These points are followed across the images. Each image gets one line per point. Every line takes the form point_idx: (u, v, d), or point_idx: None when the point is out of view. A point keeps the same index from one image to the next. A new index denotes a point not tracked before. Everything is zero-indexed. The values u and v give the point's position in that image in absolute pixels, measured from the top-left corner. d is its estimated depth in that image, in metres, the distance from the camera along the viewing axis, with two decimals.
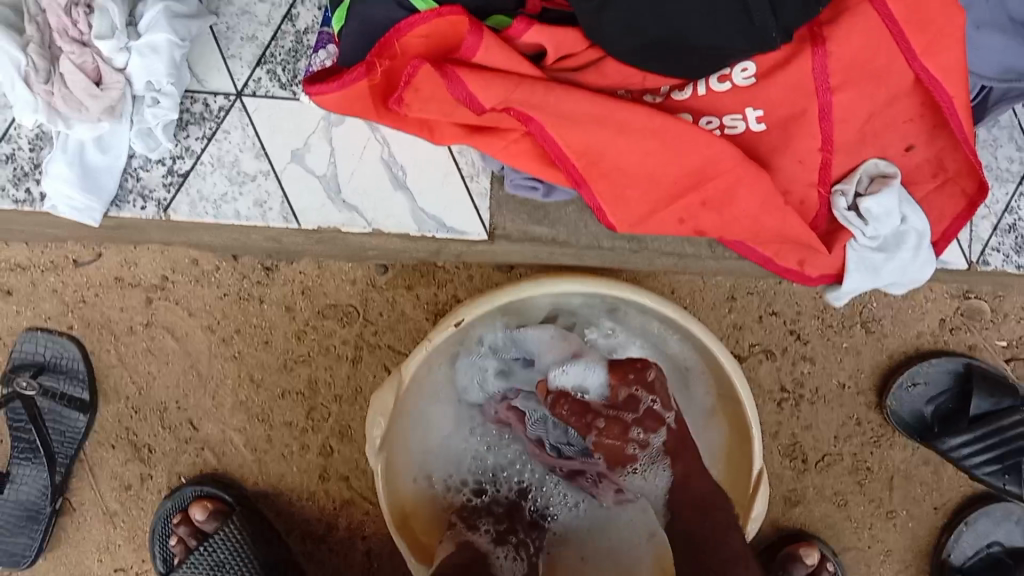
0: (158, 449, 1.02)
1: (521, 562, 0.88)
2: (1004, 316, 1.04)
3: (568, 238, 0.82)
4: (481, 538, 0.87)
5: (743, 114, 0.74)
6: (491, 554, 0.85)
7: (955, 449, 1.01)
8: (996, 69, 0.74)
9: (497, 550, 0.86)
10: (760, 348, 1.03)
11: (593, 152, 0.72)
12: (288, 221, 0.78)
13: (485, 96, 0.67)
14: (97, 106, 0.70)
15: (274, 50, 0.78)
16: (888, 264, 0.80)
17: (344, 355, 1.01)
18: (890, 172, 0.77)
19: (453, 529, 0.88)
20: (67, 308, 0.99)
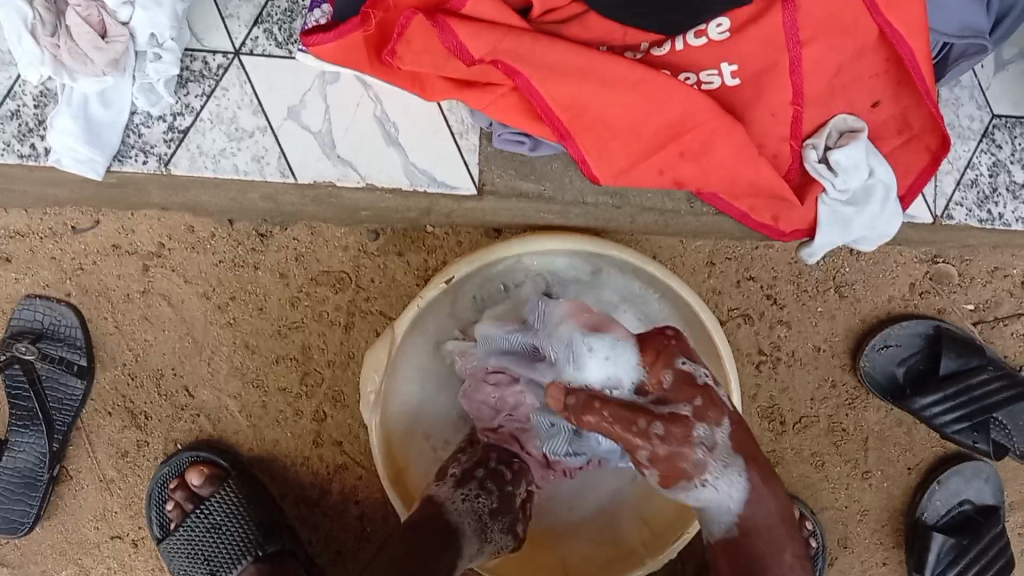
0: (153, 416, 1.04)
1: (488, 496, 0.82)
2: (971, 280, 1.08)
3: (554, 194, 0.86)
4: (442, 489, 0.82)
5: (718, 69, 0.78)
6: (448, 501, 0.80)
7: (926, 407, 1.05)
8: (955, 26, 0.79)
9: (454, 495, 0.81)
10: (738, 312, 1.07)
11: (578, 105, 0.76)
12: (285, 176, 0.82)
13: (473, 44, 0.72)
14: (102, 59, 0.73)
15: (271, 10, 0.82)
16: (858, 217, 0.84)
17: (337, 321, 1.03)
18: (857, 127, 0.82)
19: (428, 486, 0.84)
20: (65, 275, 1.02)
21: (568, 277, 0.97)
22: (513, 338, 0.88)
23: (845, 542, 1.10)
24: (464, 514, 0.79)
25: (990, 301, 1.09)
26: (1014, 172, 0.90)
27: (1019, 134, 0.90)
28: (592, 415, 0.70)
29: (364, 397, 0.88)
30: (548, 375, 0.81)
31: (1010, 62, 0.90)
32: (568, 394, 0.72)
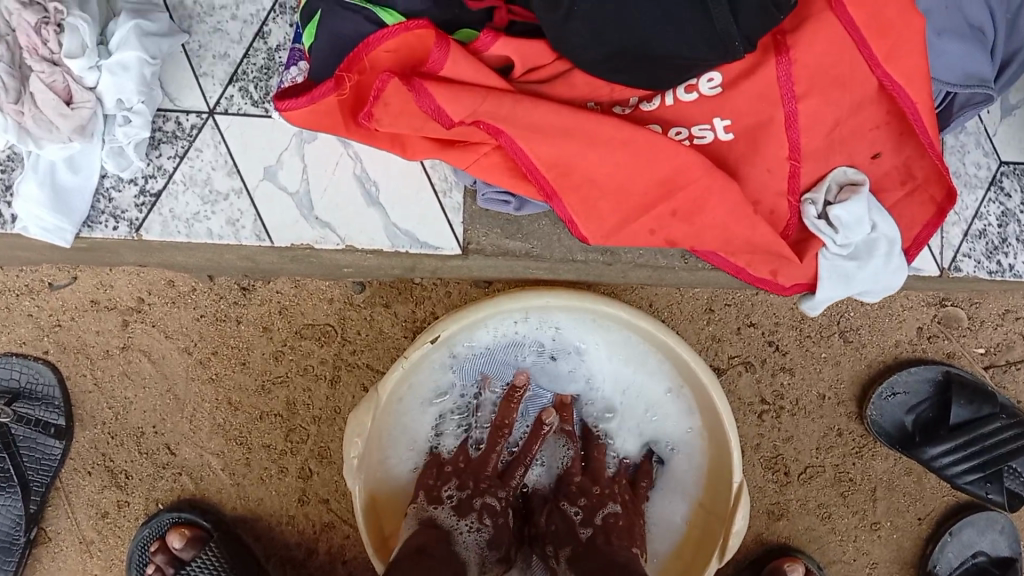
0: (135, 475, 1.01)
1: (484, 532, 0.80)
2: (981, 324, 1.05)
3: (542, 252, 0.82)
4: (444, 512, 0.81)
5: (711, 124, 0.75)
6: (454, 529, 0.79)
7: (936, 458, 1.02)
8: (958, 75, 0.76)
9: (459, 524, 0.80)
10: (739, 360, 1.04)
11: (565, 163, 0.73)
12: (260, 239, 0.78)
13: (452, 109, 0.68)
14: (67, 125, 0.70)
15: (246, 67, 0.79)
16: (861, 272, 0.80)
17: (323, 375, 1.00)
18: (858, 180, 0.78)
19: (416, 506, 0.83)
20: (42, 332, 0.99)
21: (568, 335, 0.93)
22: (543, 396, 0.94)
23: None
24: (468, 545, 0.78)
25: (1001, 344, 1.05)
26: None
27: None
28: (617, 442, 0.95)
29: (347, 465, 0.84)
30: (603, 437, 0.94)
31: (1017, 106, 0.87)
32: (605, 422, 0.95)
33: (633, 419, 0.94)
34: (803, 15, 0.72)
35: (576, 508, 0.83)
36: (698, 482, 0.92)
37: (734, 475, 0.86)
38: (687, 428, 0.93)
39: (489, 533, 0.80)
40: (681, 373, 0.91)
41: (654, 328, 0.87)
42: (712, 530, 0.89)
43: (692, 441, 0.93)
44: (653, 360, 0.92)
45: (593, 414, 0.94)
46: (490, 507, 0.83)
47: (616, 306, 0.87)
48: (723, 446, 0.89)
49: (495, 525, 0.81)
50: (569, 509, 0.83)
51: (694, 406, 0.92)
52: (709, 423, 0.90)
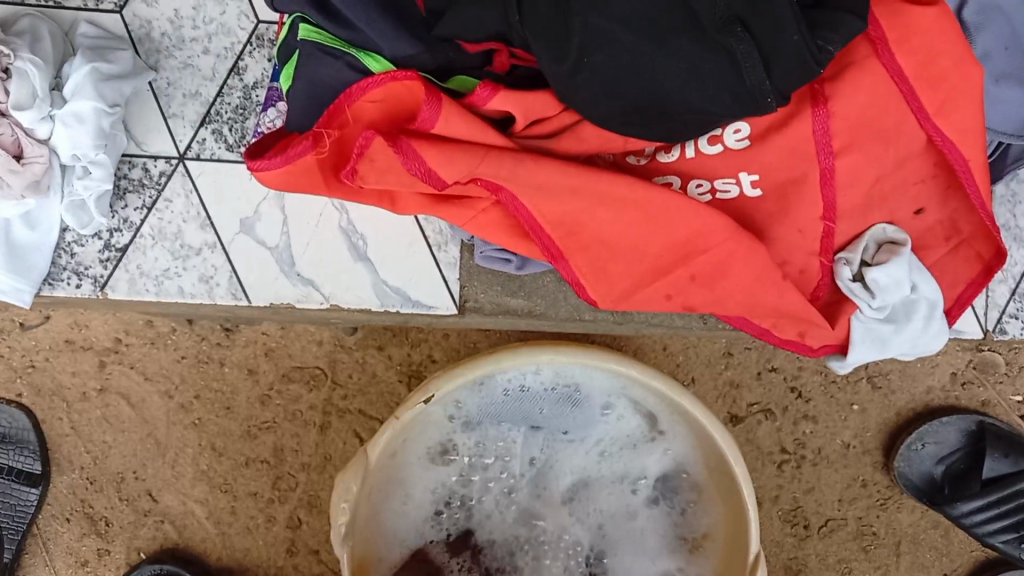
0: (116, 523, 0.95)
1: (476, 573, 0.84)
2: (1020, 369, 0.97)
3: (546, 311, 0.74)
4: (436, 548, 0.84)
5: (737, 178, 0.67)
6: (444, 568, 0.83)
7: (967, 515, 0.95)
8: (1013, 124, 0.68)
9: (450, 563, 0.84)
10: (759, 407, 0.97)
11: (572, 223, 0.66)
12: (237, 298, 0.71)
13: (445, 171, 0.60)
14: (18, 182, 0.63)
15: (220, 107, 0.72)
16: (897, 336, 0.73)
17: (312, 421, 0.94)
18: (899, 239, 0.70)
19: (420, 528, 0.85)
20: (14, 373, 0.93)
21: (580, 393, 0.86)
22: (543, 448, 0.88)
23: None
24: None
25: None
26: None
27: None
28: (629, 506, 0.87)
29: (335, 531, 0.77)
30: (610, 496, 0.88)
31: None
32: (615, 483, 0.88)
33: (637, 486, 0.88)
34: (844, 61, 0.64)
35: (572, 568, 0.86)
36: (715, 555, 0.84)
37: (751, 545, 0.79)
38: (698, 496, 0.85)
39: (480, 573, 0.85)
40: (699, 438, 0.84)
41: (669, 389, 0.80)
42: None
43: (708, 512, 0.85)
44: (663, 420, 0.86)
45: (599, 472, 0.88)
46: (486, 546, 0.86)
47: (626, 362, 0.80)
48: (739, 511, 0.81)
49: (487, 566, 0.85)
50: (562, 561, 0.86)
51: (706, 473, 0.85)
52: (724, 491, 0.83)
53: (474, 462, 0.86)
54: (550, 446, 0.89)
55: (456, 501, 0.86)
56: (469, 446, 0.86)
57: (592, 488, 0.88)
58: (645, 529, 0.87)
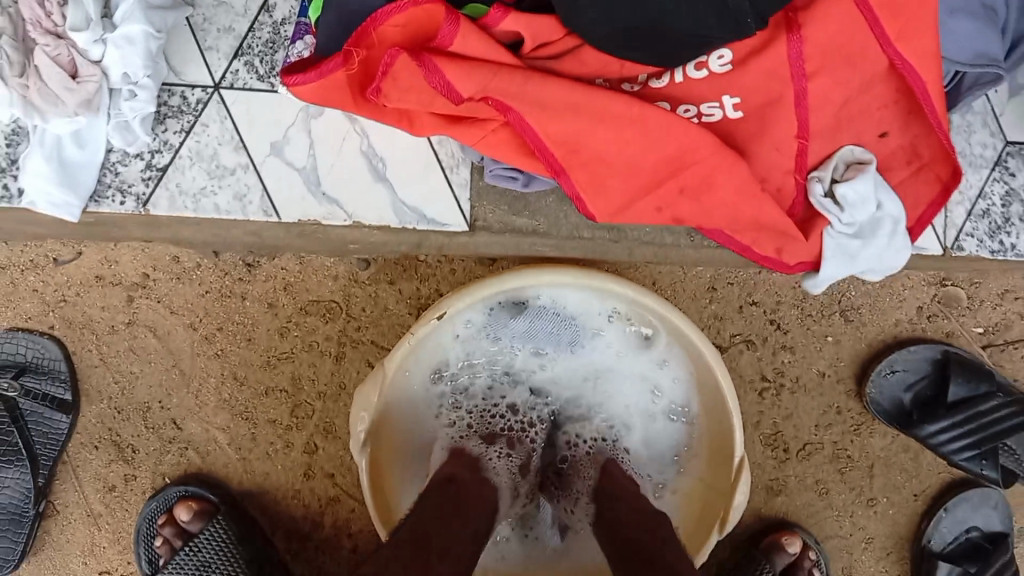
0: (141, 450, 1.01)
1: (516, 461, 0.89)
2: (980, 303, 1.05)
3: (547, 229, 0.81)
4: (472, 443, 0.90)
5: (720, 101, 0.75)
6: (484, 456, 0.88)
7: (933, 436, 1.02)
8: (968, 54, 0.76)
9: (489, 451, 0.88)
10: (741, 338, 1.05)
11: (572, 142, 0.73)
12: (268, 215, 0.78)
13: (462, 84, 0.68)
14: (73, 100, 0.70)
15: (251, 41, 0.78)
16: (865, 250, 0.81)
17: (328, 351, 1.01)
18: (865, 159, 0.78)
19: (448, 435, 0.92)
20: (47, 307, 0.98)
21: (579, 313, 0.94)
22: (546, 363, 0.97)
23: (849, 571, 1.07)
24: (501, 472, 0.87)
25: (999, 324, 1.06)
26: None
27: None
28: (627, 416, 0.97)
29: (355, 438, 0.84)
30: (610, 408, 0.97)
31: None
32: (613, 396, 0.97)
33: (634, 403, 0.97)
34: None
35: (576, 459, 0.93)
36: (701, 462, 0.94)
37: (735, 450, 0.89)
38: (691, 421, 0.96)
39: (519, 459, 0.90)
40: (689, 355, 0.93)
41: (663, 309, 0.88)
42: (706, 518, 0.91)
43: (699, 423, 0.95)
44: (668, 354, 0.95)
45: (598, 385, 0.97)
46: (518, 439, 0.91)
47: (626, 285, 0.88)
48: (727, 430, 0.90)
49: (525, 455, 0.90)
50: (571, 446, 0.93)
51: (699, 401, 0.95)
52: (712, 410, 0.93)
53: (484, 375, 0.95)
54: (550, 362, 0.96)
55: (468, 407, 0.94)
56: (479, 360, 0.95)
57: (592, 401, 0.97)
58: (640, 437, 0.97)
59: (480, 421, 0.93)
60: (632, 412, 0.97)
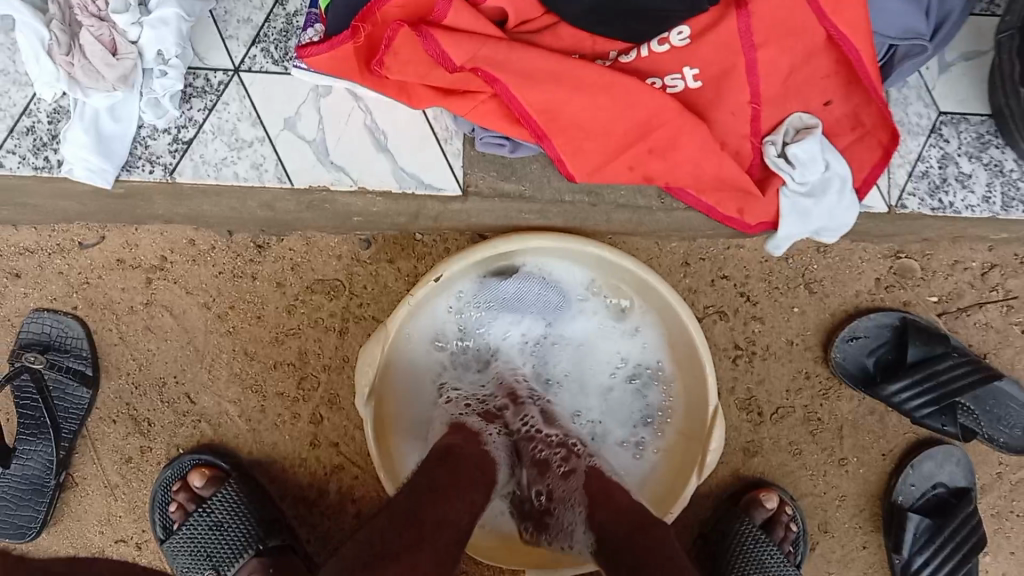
0: (157, 423, 1.08)
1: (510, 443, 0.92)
2: (932, 274, 1.15)
3: (533, 193, 0.91)
4: (473, 420, 0.92)
5: (682, 73, 0.85)
6: (483, 431, 0.90)
7: (895, 394, 1.10)
8: (897, 30, 0.87)
9: (488, 428, 0.91)
10: (714, 309, 1.13)
11: (552, 109, 0.83)
12: (282, 181, 0.88)
13: (455, 53, 0.78)
14: (112, 74, 0.79)
15: (267, 31, 0.89)
16: (817, 208, 0.91)
17: (332, 327, 1.08)
18: (811, 124, 0.89)
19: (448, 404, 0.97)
20: (71, 289, 1.06)
21: (562, 282, 1.02)
22: (531, 334, 1.03)
23: (825, 527, 1.15)
24: (499, 446, 0.89)
25: (952, 292, 1.15)
26: (962, 164, 0.95)
27: (964, 128, 0.95)
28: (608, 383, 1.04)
29: (358, 394, 0.92)
30: (593, 377, 1.04)
31: (952, 65, 0.96)
32: (595, 364, 1.04)
33: (614, 370, 1.04)
34: None
35: (570, 487, 0.87)
36: (678, 420, 1.02)
37: (710, 401, 0.96)
38: (666, 392, 1.03)
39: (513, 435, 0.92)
40: (665, 318, 1.00)
41: (640, 271, 0.96)
42: (678, 477, 0.99)
43: (677, 384, 1.02)
44: (644, 328, 1.03)
45: (579, 354, 1.04)
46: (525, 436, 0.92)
47: (606, 250, 0.95)
48: (699, 395, 0.98)
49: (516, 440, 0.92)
50: (553, 457, 0.90)
51: (673, 372, 1.02)
52: (686, 369, 1.00)
53: (475, 343, 1.02)
54: (535, 334, 1.03)
55: (458, 376, 1.01)
56: (469, 329, 1.01)
57: (574, 371, 1.04)
58: (620, 402, 1.04)
59: (477, 402, 0.97)
60: (611, 379, 1.04)
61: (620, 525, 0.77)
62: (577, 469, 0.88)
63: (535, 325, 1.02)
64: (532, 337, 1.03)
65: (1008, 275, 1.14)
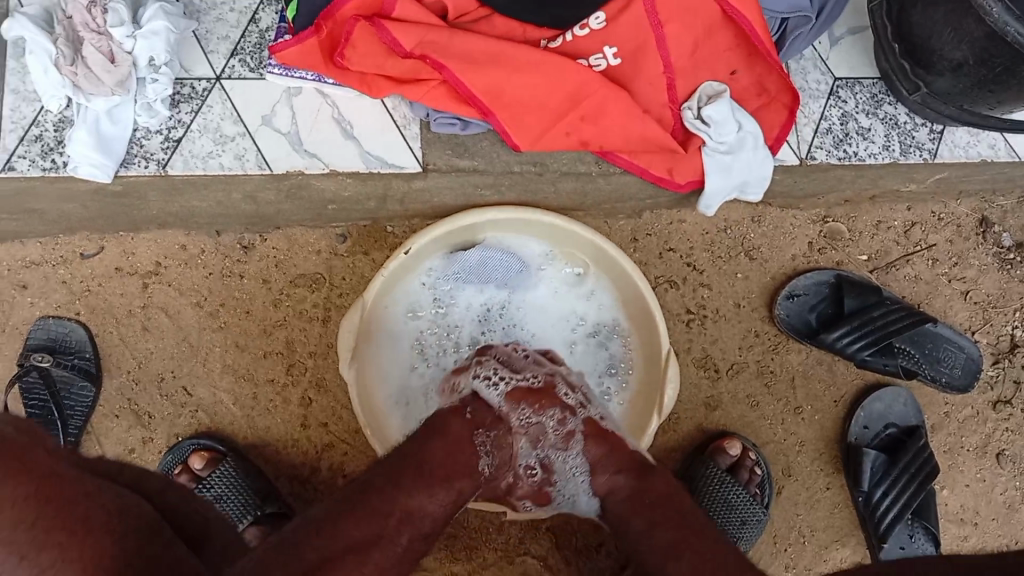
0: (157, 415, 1.16)
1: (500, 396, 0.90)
2: (860, 234, 1.25)
3: (486, 167, 1.05)
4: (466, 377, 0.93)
5: (603, 52, 0.98)
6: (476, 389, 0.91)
7: (838, 340, 1.19)
8: (784, 5, 1.01)
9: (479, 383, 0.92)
10: (664, 279, 1.23)
11: (494, 90, 0.95)
12: (262, 168, 1.00)
13: (405, 39, 0.92)
14: (111, 79, 0.92)
15: (244, 44, 1.02)
16: (737, 162, 1.03)
17: (316, 317, 1.17)
18: (721, 90, 1.01)
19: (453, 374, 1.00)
20: (74, 296, 1.15)
21: (521, 252, 1.13)
22: (496, 300, 1.14)
23: (788, 472, 1.23)
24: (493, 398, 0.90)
25: (880, 250, 1.26)
26: (861, 119, 1.10)
27: (859, 90, 1.10)
28: (571, 341, 1.15)
29: (343, 358, 1.01)
30: (556, 337, 1.15)
31: (841, 38, 1.11)
32: (557, 325, 1.15)
33: (576, 330, 1.15)
34: None
35: (573, 455, 0.90)
36: (638, 370, 1.13)
37: (663, 346, 1.06)
38: (626, 345, 1.14)
39: (504, 388, 0.91)
40: (617, 276, 1.11)
41: (585, 232, 1.07)
42: (641, 421, 1.09)
43: (634, 336, 1.13)
44: (599, 290, 1.15)
45: (541, 316, 1.15)
46: (523, 391, 0.91)
47: (559, 217, 1.07)
48: (654, 342, 1.09)
49: (511, 390, 0.91)
50: (548, 422, 0.91)
51: (629, 327, 1.14)
52: (640, 321, 1.11)
53: (446, 312, 1.13)
54: (500, 301, 1.14)
55: (434, 343, 1.12)
56: (439, 300, 1.13)
57: (538, 334, 1.14)
58: (583, 358, 1.14)
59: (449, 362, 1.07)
60: (574, 337, 1.15)
61: (623, 491, 0.85)
62: (575, 433, 0.90)
63: (499, 292, 1.14)
64: (497, 303, 1.14)
65: (929, 231, 1.26)
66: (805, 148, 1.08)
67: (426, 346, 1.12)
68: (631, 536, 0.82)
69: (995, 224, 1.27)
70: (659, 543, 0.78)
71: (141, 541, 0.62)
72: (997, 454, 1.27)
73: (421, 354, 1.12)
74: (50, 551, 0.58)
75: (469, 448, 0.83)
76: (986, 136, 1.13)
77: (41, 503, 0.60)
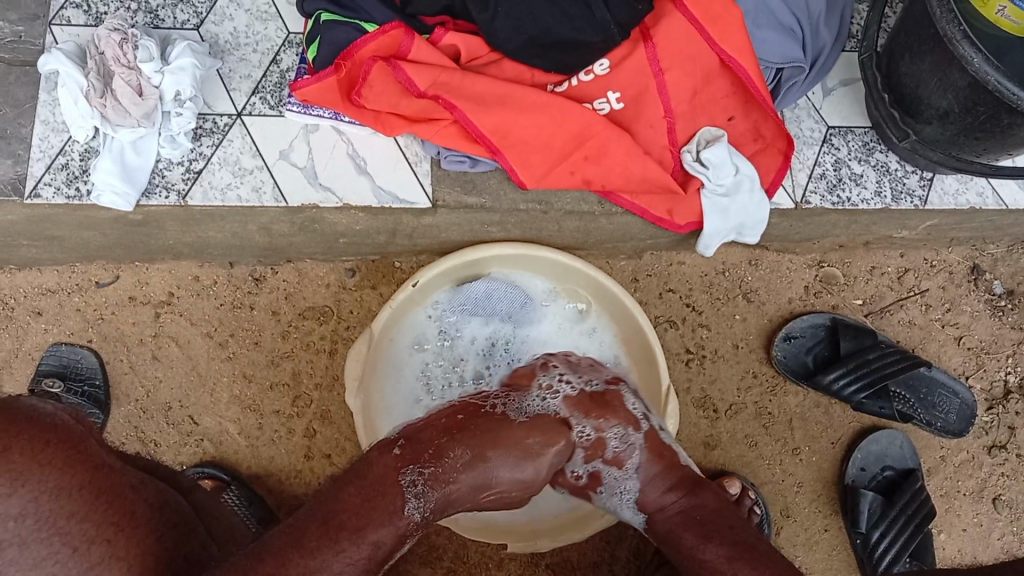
0: (163, 443, 1.18)
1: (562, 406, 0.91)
2: (854, 279, 1.29)
3: (493, 204, 1.08)
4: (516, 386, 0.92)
5: (606, 97, 1.03)
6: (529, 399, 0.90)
7: (833, 382, 1.21)
8: (779, 57, 1.06)
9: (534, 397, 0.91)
10: (664, 319, 1.26)
11: (502, 129, 1.00)
12: (278, 201, 1.04)
13: (419, 79, 0.98)
14: (138, 111, 0.97)
15: (265, 83, 1.07)
16: (733, 204, 1.08)
17: (323, 348, 1.20)
18: (717, 134, 1.06)
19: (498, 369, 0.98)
20: (87, 324, 1.18)
21: (525, 288, 1.16)
22: (500, 333, 1.16)
23: (786, 512, 1.25)
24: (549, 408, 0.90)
25: (874, 295, 1.29)
26: (854, 166, 1.14)
27: (852, 137, 1.15)
28: None
29: (349, 387, 1.04)
30: None
31: (834, 88, 1.16)
32: None
33: None
34: (659, 14, 1.02)
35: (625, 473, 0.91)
36: None
37: (663, 381, 1.08)
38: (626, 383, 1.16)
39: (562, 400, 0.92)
40: (618, 312, 1.14)
41: (586, 267, 1.10)
42: None
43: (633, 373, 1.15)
44: (600, 327, 1.18)
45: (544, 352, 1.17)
46: (586, 402, 0.93)
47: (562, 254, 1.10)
48: (654, 378, 1.10)
49: (578, 400, 0.92)
50: (610, 437, 0.91)
51: (629, 364, 1.16)
52: (641, 358, 1.13)
53: (451, 344, 1.15)
54: (505, 335, 1.16)
55: (438, 374, 1.14)
56: (444, 333, 1.16)
57: None
58: None
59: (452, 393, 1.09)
60: None
61: (673, 507, 0.87)
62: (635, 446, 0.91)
63: (504, 326, 1.16)
64: (501, 336, 1.16)
65: (922, 277, 1.30)
66: (802, 194, 1.12)
67: (431, 377, 1.14)
68: (683, 550, 0.83)
69: (987, 271, 1.31)
70: (715, 557, 0.79)
71: (177, 539, 0.69)
72: (994, 499, 1.29)
73: (426, 387, 1.14)
74: (101, 546, 0.62)
75: (393, 489, 0.74)
76: (975, 184, 1.17)
77: (96, 495, 0.64)
